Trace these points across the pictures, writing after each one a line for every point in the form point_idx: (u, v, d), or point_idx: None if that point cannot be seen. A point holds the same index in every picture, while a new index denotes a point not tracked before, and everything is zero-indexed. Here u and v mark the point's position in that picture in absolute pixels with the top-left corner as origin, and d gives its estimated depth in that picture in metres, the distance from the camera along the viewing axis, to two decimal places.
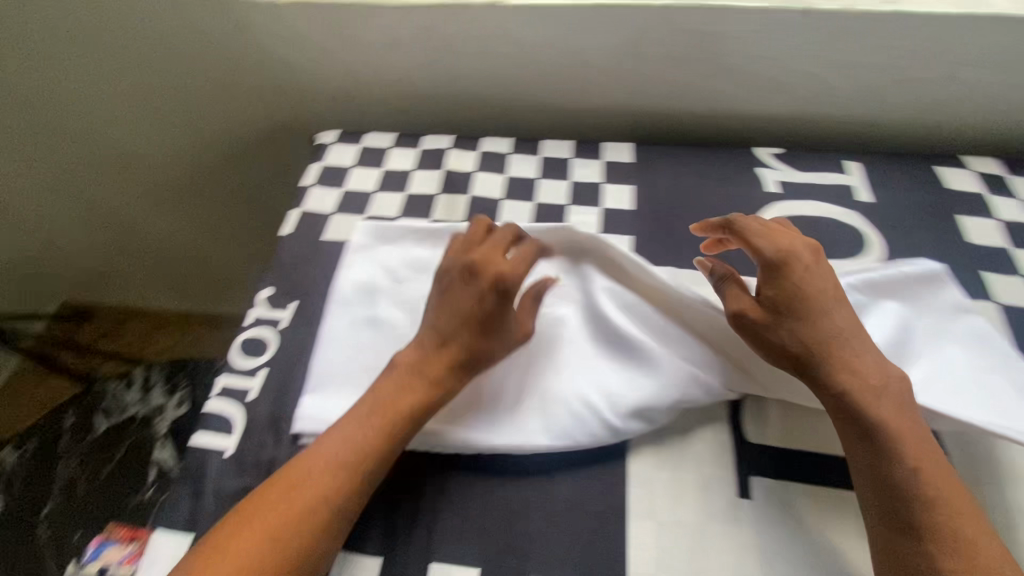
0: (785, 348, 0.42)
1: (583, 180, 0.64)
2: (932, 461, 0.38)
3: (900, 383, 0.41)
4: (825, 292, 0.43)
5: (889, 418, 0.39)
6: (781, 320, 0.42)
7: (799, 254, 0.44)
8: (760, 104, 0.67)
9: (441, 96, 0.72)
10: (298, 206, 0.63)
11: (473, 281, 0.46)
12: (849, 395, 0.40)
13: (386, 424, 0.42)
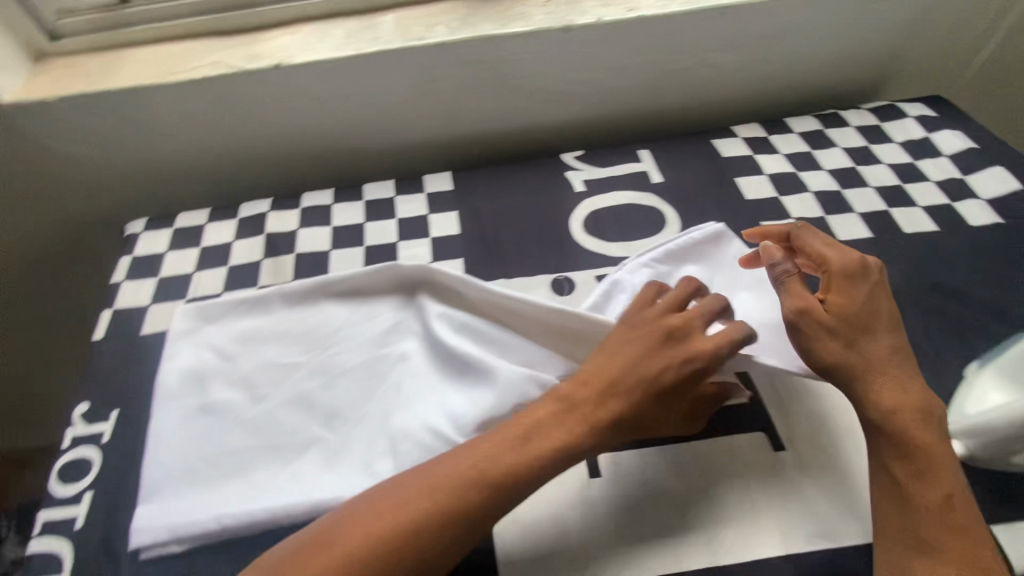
0: (841, 348, 0.44)
1: (408, 215, 0.66)
2: (949, 463, 0.41)
3: (935, 399, 0.44)
4: (883, 293, 0.46)
5: (931, 438, 0.41)
6: (873, 334, 0.45)
7: (869, 265, 0.48)
8: (556, 113, 0.73)
9: (255, 162, 0.71)
10: (111, 306, 0.60)
11: (670, 344, 0.44)
12: (890, 411, 0.42)
13: (545, 457, 0.41)
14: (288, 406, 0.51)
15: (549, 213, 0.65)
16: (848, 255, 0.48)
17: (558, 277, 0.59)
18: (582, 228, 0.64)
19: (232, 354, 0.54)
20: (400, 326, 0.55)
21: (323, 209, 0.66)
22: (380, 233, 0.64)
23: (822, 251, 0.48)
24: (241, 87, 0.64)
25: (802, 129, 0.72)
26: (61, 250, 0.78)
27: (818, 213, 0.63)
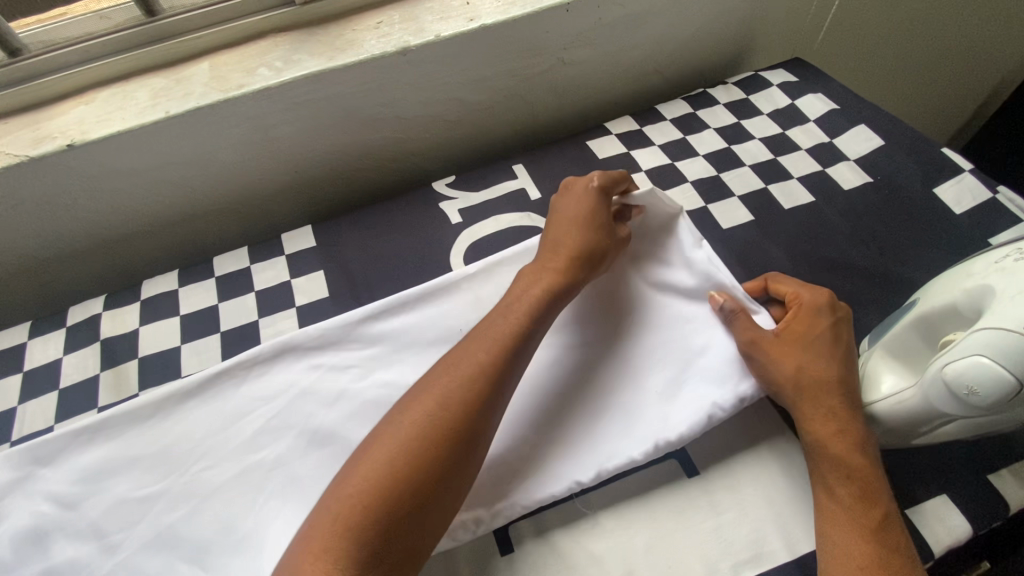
0: (773, 358, 0.43)
1: (270, 285, 0.59)
2: (881, 486, 0.40)
3: (874, 437, 0.42)
4: (841, 329, 0.45)
5: (866, 464, 0.40)
6: (807, 350, 0.43)
7: (838, 306, 0.46)
8: (418, 140, 0.67)
9: (81, 252, 0.61)
10: None
11: (574, 190, 0.52)
12: (828, 436, 0.41)
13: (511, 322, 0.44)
14: (148, 550, 0.43)
15: (425, 253, 0.60)
16: (820, 293, 0.46)
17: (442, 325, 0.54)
18: (464, 263, 0.59)
19: (74, 500, 0.46)
20: (276, 421, 0.49)
21: (168, 296, 0.58)
22: (239, 312, 0.57)
23: (798, 285, 0.47)
24: (33, 176, 0.54)
25: (673, 115, 0.70)
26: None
27: (700, 202, 0.61)
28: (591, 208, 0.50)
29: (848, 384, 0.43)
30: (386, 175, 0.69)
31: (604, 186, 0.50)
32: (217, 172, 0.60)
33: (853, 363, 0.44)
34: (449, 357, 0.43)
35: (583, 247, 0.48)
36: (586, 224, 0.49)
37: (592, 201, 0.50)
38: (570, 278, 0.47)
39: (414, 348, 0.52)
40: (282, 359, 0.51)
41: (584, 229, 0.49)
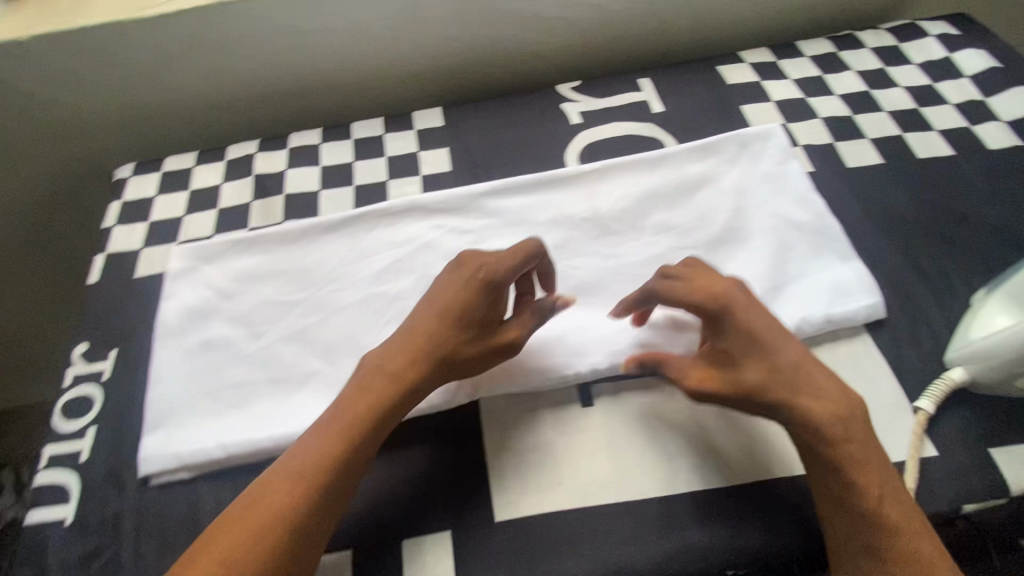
0: (739, 385, 0.40)
1: (399, 153, 0.64)
2: (874, 458, 0.39)
3: (857, 409, 0.40)
4: (749, 317, 0.42)
5: (853, 449, 0.39)
6: (740, 367, 0.41)
7: (727, 296, 0.43)
8: (550, 42, 0.69)
9: (239, 102, 0.69)
10: (103, 250, 0.59)
11: (461, 271, 0.45)
12: (809, 428, 0.39)
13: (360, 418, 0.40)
14: (287, 341, 0.51)
15: (543, 147, 0.62)
16: (705, 295, 0.43)
17: (554, 206, 0.57)
18: (579, 161, 0.61)
19: (231, 292, 0.54)
20: (399, 264, 0.55)
21: (312, 149, 0.65)
22: (371, 172, 0.62)
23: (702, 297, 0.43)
24: (219, 21, 0.60)
25: (813, 53, 0.68)
26: (66, 192, 0.76)
27: (828, 139, 0.60)
28: (469, 296, 0.43)
29: (799, 365, 0.40)
30: (512, 72, 0.72)
31: (495, 274, 0.44)
32: (366, 44, 0.65)
33: (773, 345, 0.41)
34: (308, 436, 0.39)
35: (448, 341, 0.42)
36: (456, 317, 0.43)
37: (467, 292, 0.43)
38: (427, 380, 0.42)
39: (524, 225, 0.57)
40: (409, 216, 0.58)
41: (453, 319, 0.43)
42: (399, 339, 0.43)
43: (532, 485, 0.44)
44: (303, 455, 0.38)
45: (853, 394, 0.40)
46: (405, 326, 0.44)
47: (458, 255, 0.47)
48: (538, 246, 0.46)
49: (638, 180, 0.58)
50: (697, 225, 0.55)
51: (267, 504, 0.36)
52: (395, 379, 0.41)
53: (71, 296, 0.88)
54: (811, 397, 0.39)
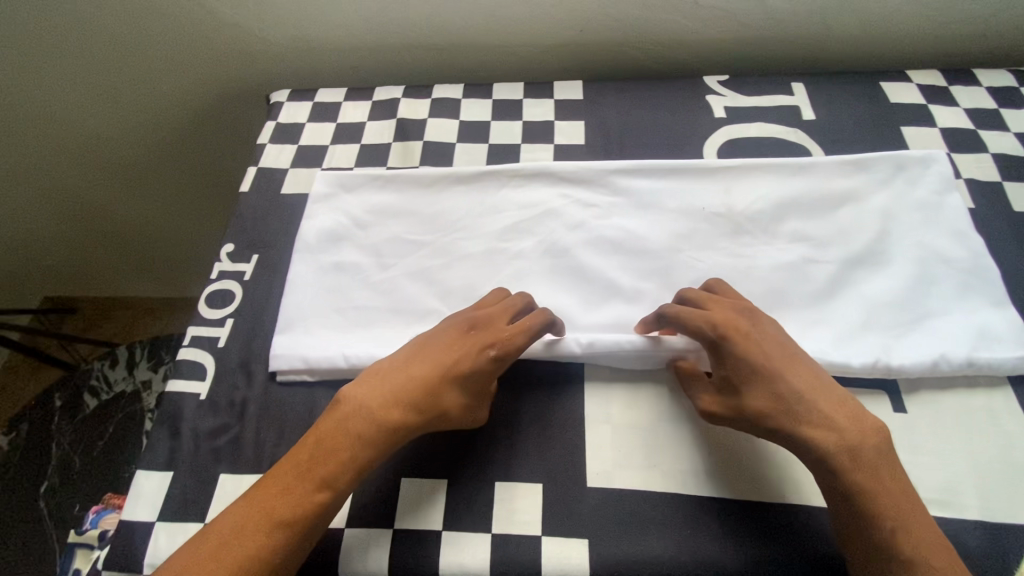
0: (763, 413, 0.40)
1: (535, 119, 0.65)
2: (895, 484, 0.38)
3: (875, 438, 0.39)
4: (756, 349, 0.42)
5: (868, 478, 0.38)
6: (754, 393, 0.41)
7: (734, 325, 0.43)
8: (703, 33, 0.68)
9: (390, 48, 0.71)
10: (255, 164, 0.64)
11: (471, 334, 0.45)
12: (825, 454, 0.38)
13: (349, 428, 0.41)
14: (411, 277, 0.54)
15: (682, 136, 0.62)
16: (712, 320, 0.44)
17: (686, 196, 0.56)
18: (717, 155, 0.60)
19: (365, 223, 0.58)
20: (522, 224, 0.57)
21: (454, 102, 0.67)
22: (506, 134, 0.64)
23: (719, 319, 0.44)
24: None
25: (990, 84, 0.63)
26: (222, 103, 0.84)
27: (995, 177, 0.56)
28: (472, 362, 0.43)
29: (808, 392, 0.40)
30: (658, 56, 0.71)
31: (508, 351, 0.44)
32: (523, 9, 0.66)
33: (783, 376, 0.41)
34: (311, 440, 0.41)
35: (438, 399, 0.42)
36: (438, 378, 0.43)
37: (469, 356, 0.44)
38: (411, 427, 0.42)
39: (653, 208, 0.56)
40: (539, 179, 0.59)
41: (450, 379, 0.43)
42: (380, 381, 0.43)
43: (630, 462, 0.45)
44: (327, 440, 0.41)
45: (869, 422, 0.40)
46: (398, 370, 0.43)
47: (467, 315, 0.47)
48: (549, 319, 0.46)
49: (778, 184, 0.56)
50: (836, 240, 0.53)
51: (313, 469, 0.40)
52: (392, 415, 0.41)
53: (220, 190, 1.01)
54: (826, 428, 0.39)
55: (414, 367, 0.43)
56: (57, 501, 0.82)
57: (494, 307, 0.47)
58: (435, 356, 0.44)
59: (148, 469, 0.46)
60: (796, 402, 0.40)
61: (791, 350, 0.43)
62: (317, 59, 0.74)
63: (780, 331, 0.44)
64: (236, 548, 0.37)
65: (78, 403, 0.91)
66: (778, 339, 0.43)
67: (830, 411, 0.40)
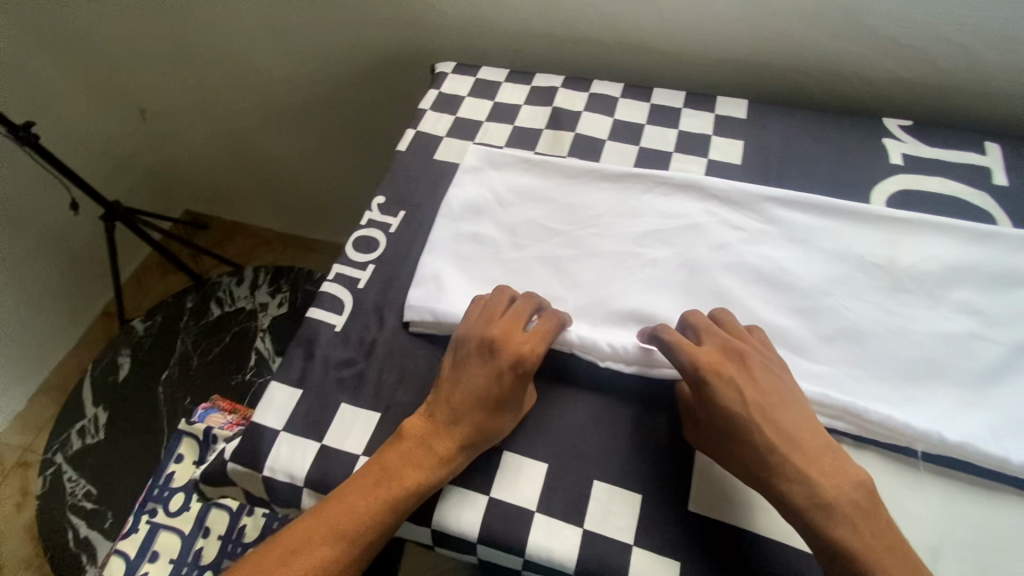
0: (740, 459, 0.40)
1: (692, 130, 0.63)
2: (880, 540, 0.37)
3: (852, 491, 0.38)
4: (736, 395, 0.41)
5: (848, 535, 0.37)
6: (732, 442, 0.41)
7: (717, 369, 0.42)
8: (892, 70, 0.63)
9: (556, 38, 0.72)
10: (413, 127, 0.67)
11: (491, 358, 0.45)
12: (802, 509, 0.38)
13: (406, 457, 0.43)
14: (543, 262, 0.55)
15: (849, 176, 0.58)
16: (694, 359, 0.43)
17: (843, 240, 0.53)
18: (885, 203, 0.56)
19: (507, 201, 0.59)
20: (663, 233, 0.56)
21: (611, 99, 0.67)
22: (660, 140, 0.63)
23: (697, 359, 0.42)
24: None
25: None
26: (388, 67, 0.90)
27: None
28: (504, 388, 0.44)
29: (783, 442, 0.40)
30: (831, 87, 0.67)
31: (529, 368, 0.45)
32: (703, 18, 0.64)
33: (761, 426, 0.40)
34: (370, 462, 0.43)
35: (493, 426, 0.44)
36: (481, 407, 0.44)
37: (495, 381, 0.44)
38: (458, 455, 0.44)
39: (804, 244, 0.53)
40: (686, 192, 0.58)
41: (490, 406, 0.44)
42: (430, 413, 0.45)
43: (740, 503, 0.43)
44: (391, 466, 0.43)
45: (847, 473, 0.39)
46: (445, 396, 0.45)
47: (483, 337, 0.46)
48: (560, 325, 0.48)
49: (956, 248, 0.52)
50: (1013, 320, 0.48)
51: (388, 480, 0.42)
52: (451, 445, 0.43)
53: (362, 151, 1.08)
54: (801, 480, 0.39)
55: (452, 396, 0.45)
56: (172, 390, 0.93)
57: (504, 321, 0.47)
58: (467, 387, 0.45)
59: (279, 383, 0.50)
60: (776, 457, 0.39)
61: (775, 393, 0.42)
62: (484, 37, 0.77)
63: (769, 372, 0.43)
64: (300, 557, 0.39)
65: (202, 309, 1.01)
66: (759, 383, 0.42)
67: (804, 465, 0.39)
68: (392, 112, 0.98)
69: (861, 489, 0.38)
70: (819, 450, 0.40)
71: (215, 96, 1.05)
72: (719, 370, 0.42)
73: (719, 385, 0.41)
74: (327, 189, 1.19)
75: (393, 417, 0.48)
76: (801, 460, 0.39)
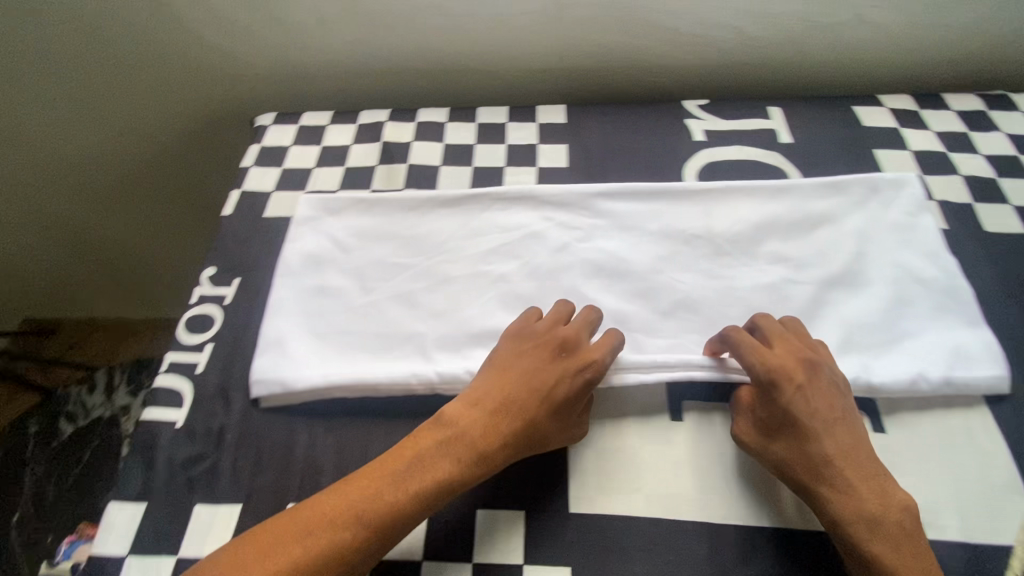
0: (791, 461, 0.42)
1: (519, 142, 0.66)
2: (915, 561, 0.37)
3: (898, 511, 0.39)
4: (800, 396, 0.43)
5: (887, 550, 0.37)
6: (786, 439, 0.42)
7: (788, 370, 0.44)
8: (681, 57, 0.69)
9: (375, 72, 0.72)
10: (238, 188, 0.64)
11: (559, 358, 0.46)
12: (838, 518, 0.39)
13: (433, 461, 0.41)
14: (394, 300, 0.53)
15: (662, 159, 0.63)
16: (765, 362, 0.44)
17: (666, 219, 0.57)
18: (697, 178, 0.61)
19: (347, 246, 0.57)
20: (507, 248, 0.57)
21: (438, 125, 0.68)
22: (490, 156, 0.65)
23: (766, 360, 0.44)
24: None
25: (958, 108, 0.65)
26: (211, 128, 0.84)
27: (967, 198, 0.57)
28: (569, 392, 0.44)
29: (839, 455, 0.41)
30: (635, 81, 0.72)
31: (598, 376, 0.45)
32: (506, 36, 0.67)
33: (820, 436, 0.41)
34: (396, 456, 0.42)
35: (540, 436, 0.44)
36: (543, 413, 0.43)
37: (561, 388, 0.44)
38: (495, 461, 0.42)
39: (634, 231, 0.57)
40: (522, 203, 0.60)
41: (552, 412, 0.44)
42: (479, 424, 0.43)
43: (620, 487, 0.45)
44: (419, 463, 0.41)
45: (896, 496, 0.39)
46: (498, 389, 0.44)
47: (555, 338, 0.47)
48: (615, 343, 0.47)
49: (759, 208, 0.57)
50: (815, 260, 0.53)
51: (411, 476, 0.40)
52: (498, 440, 0.42)
53: (207, 218, 1.01)
54: (847, 491, 0.39)
55: (502, 395, 0.44)
56: (28, 532, 0.80)
57: (568, 329, 0.48)
58: (526, 393, 0.44)
59: (117, 502, 0.45)
60: (829, 463, 0.40)
61: (840, 408, 0.43)
62: (303, 83, 0.75)
63: (835, 387, 0.44)
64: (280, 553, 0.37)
65: (52, 429, 0.90)
66: (827, 394, 0.43)
67: (857, 481, 0.40)
68: (229, 171, 0.92)
69: (910, 520, 0.38)
70: (876, 467, 0.41)
71: (16, 190, 0.92)
72: (795, 376, 0.44)
73: (794, 386, 0.43)
74: (180, 264, 1.10)
75: (257, 503, 0.44)
76: (854, 474, 0.40)
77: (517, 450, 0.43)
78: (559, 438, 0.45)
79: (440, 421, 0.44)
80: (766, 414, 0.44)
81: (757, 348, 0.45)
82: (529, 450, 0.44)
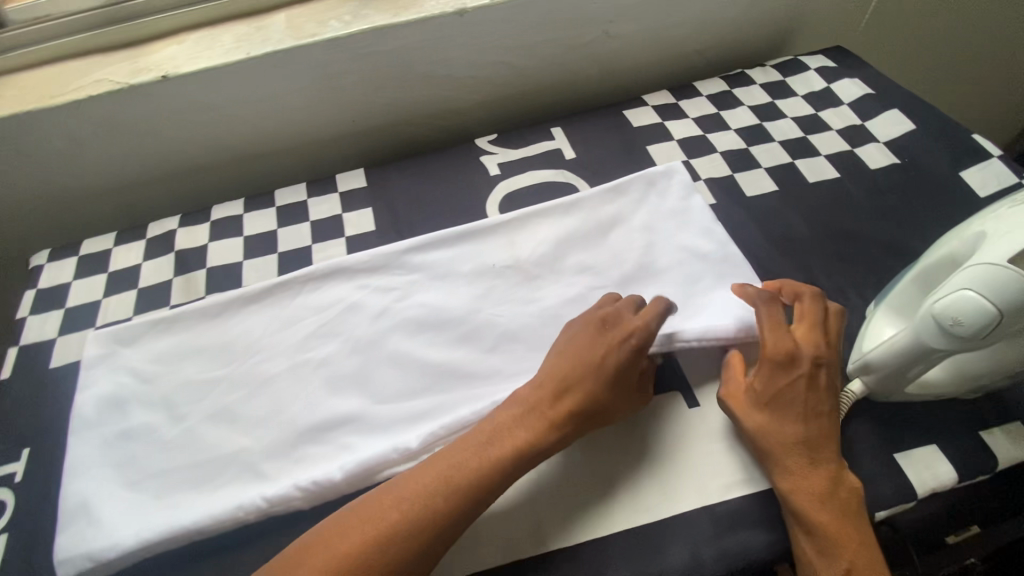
0: (767, 429, 0.44)
1: (322, 216, 0.65)
2: (855, 535, 0.41)
3: (845, 490, 0.42)
4: (801, 376, 0.44)
5: (828, 519, 0.41)
6: (770, 408, 0.45)
7: (801, 357, 0.45)
8: (463, 99, 0.73)
9: (160, 178, 0.69)
10: (14, 344, 0.57)
11: (605, 330, 0.47)
12: (793, 488, 0.42)
13: (501, 446, 0.43)
14: (211, 420, 0.50)
15: (465, 199, 0.65)
16: (783, 344, 0.45)
17: (475, 258, 0.59)
18: (498, 210, 0.63)
19: (150, 375, 0.53)
20: (324, 329, 0.55)
21: (236, 219, 0.65)
22: (295, 238, 0.63)
23: (788, 344, 0.45)
24: (136, 103, 0.61)
25: (707, 92, 0.73)
26: None
27: (727, 171, 0.64)
28: (620, 359, 0.46)
29: (811, 434, 0.43)
30: (430, 128, 0.75)
31: (646, 340, 0.46)
32: (285, 116, 0.67)
33: (802, 415, 0.44)
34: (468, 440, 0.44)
35: (598, 407, 0.45)
36: (599, 382, 0.45)
37: (613, 355, 0.46)
38: (559, 433, 0.44)
39: (447, 278, 0.58)
40: (333, 278, 0.58)
41: (608, 380, 0.45)
42: (535, 411, 0.45)
43: (480, 539, 0.44)
44: (489, 445, 0.43)
45: (848, 478, 0.43)
46: (558, 369, 0.46)
47: (596, 315, 0.49)
48: (668, 303, 0.48)
49: (556, 225, 0.60)
50: (613, 263, 0.57)
51: (485, 454, 0.43)
52: (565, 413, 0.44)
53: None
54: (809, 466, 0.43)
55: (559, 372, 0.46)
56: None
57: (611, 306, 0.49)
58: (577, 367, 0.46)
59: None
60: (802, 436, 0.43)
61: (829, 398, 0.45)
62: (78, 205, 0.69)
63: (834, 381, 0.45)
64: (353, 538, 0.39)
65: None
66: (827, 382, 0.45)
67: (820, 456, 0.43)
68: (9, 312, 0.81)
69: (857, 500, 0.42)
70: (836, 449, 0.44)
71: None
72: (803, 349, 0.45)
73: (799, 370, 0.45)
74: None
75: None
76: (821, 451, 0.43)
77: (581, 424, 0.45)
78: (611, 410, 0.46)
79: (510, 405, 0.46)
80: (760, 382, 0.45)
81: (781, 333, 0.46)
82: (583, 427, 0.45)
